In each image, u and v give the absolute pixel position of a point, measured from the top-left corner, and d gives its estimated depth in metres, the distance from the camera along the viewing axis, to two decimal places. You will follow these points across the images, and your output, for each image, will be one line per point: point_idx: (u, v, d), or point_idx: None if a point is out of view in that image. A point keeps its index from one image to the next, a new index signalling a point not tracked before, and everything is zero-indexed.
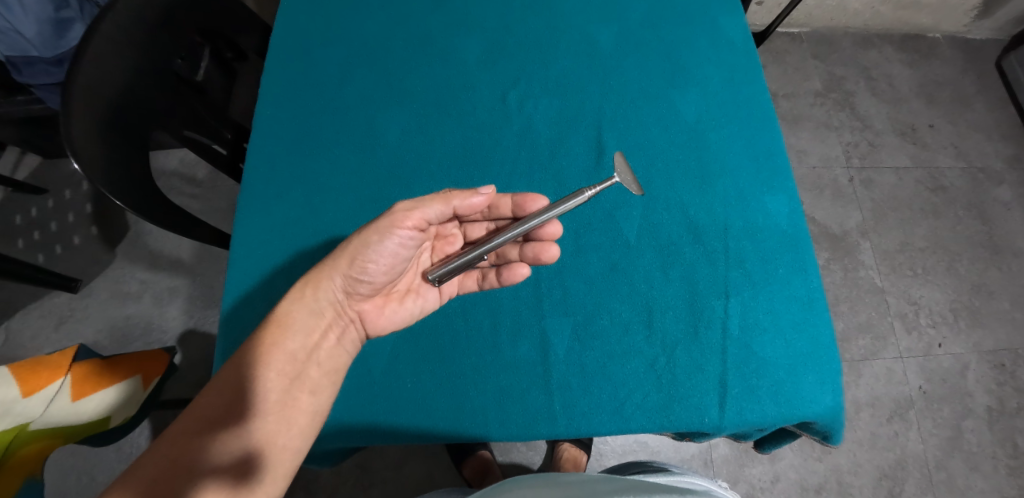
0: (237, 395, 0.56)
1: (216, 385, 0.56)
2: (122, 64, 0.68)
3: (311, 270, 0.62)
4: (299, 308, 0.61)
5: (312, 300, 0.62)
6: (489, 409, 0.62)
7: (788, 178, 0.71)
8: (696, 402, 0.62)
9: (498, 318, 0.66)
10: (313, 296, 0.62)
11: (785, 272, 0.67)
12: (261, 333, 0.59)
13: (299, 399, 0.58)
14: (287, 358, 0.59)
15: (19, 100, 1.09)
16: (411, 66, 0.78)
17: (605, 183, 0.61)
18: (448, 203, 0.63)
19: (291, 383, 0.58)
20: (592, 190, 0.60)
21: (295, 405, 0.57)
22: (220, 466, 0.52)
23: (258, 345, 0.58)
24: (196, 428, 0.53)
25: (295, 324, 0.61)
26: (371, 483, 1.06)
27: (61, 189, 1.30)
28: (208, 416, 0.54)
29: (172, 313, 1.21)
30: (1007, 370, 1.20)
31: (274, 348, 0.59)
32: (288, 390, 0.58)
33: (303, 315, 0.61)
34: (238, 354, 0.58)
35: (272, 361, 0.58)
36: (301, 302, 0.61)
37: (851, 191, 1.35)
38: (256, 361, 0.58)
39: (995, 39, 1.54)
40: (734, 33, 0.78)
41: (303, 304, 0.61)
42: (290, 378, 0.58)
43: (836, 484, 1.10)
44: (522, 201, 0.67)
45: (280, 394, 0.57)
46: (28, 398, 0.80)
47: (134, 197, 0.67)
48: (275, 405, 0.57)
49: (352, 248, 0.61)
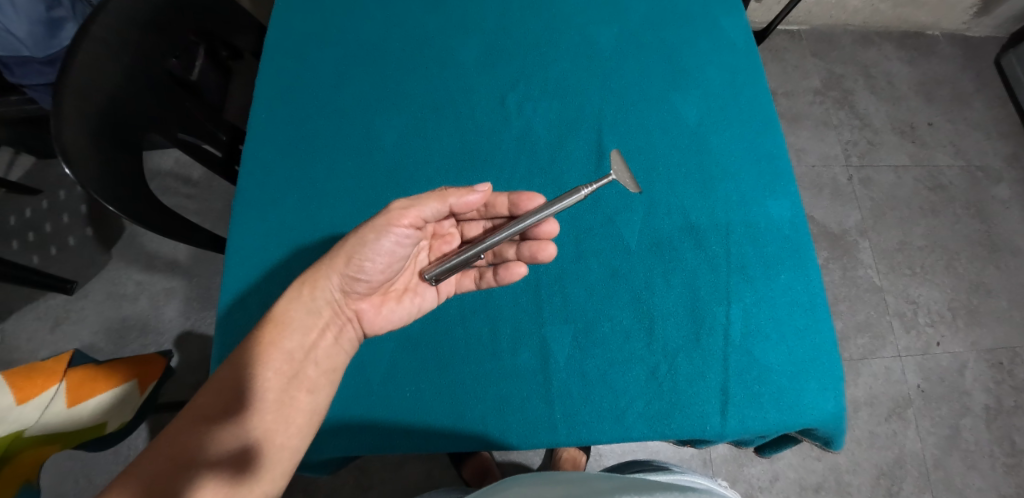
0: (236, 393, 0.55)
1: (214, 383, 0.55)
2: (113, 66, 0.67)
3: (308, 269, 0.61)
4: (297, 306, 0.61)
5: (309, 297, 0.61)
6: (488, 417, 0.62)
7: (790, 182, 0.70)
8: (698, 410, 0.61)
9: (497, 324, 0.66)
10: (306, 293, 0.61)
11: (789, 277, 0.66)
12: (260, 331, 0.58)
13: (297, 398, 0.57)
14: (286, 356, 0.58)
15: (14, 101, 1.08)
16: (410, 69, 0.77)
17: (603, 181, 0.61)
18: (444, 200, 0.62)
19: (289, 381, 0.57)
20: (590, 187, 0.60)
21: (294, 404, 0.57)
22: (222, 463, 0.51)
23: (256, 344, 0.58)
24: (198, 424, 0.53)
25: (293, 323, 0.60)
26: (371, 486, 1.05)
27: (54, 189, 1.28)
28: (208, 413, 0.54)
29: (169, 314, 1.20)
30: (1005, 368, 1.21)
31: (273, 348, 0.58)
32: (287, 389, 0.57)
33: (300, 312, 0.60)
34: (237, 354, 0.57)
35: (271, 359, 0.57)
36: (299, 300, 0.61)
37: (850, 190, 1.34)
38: (255, 361, 0.57)
39: (995, 37, 1.53)
40: (736, 33, 0.77)
41: (299, 302, 0.61)
42: (288, 377, 0.58)
43: (834, 483, 1.10)
44: (516, 200, 0.67)
45: (278, 393, 0.57)
46: (23, 405, 0.78)
47: (129, 202, 0.66)
48: (274, 403, 0.56)
49: (349, 246, 0.60)
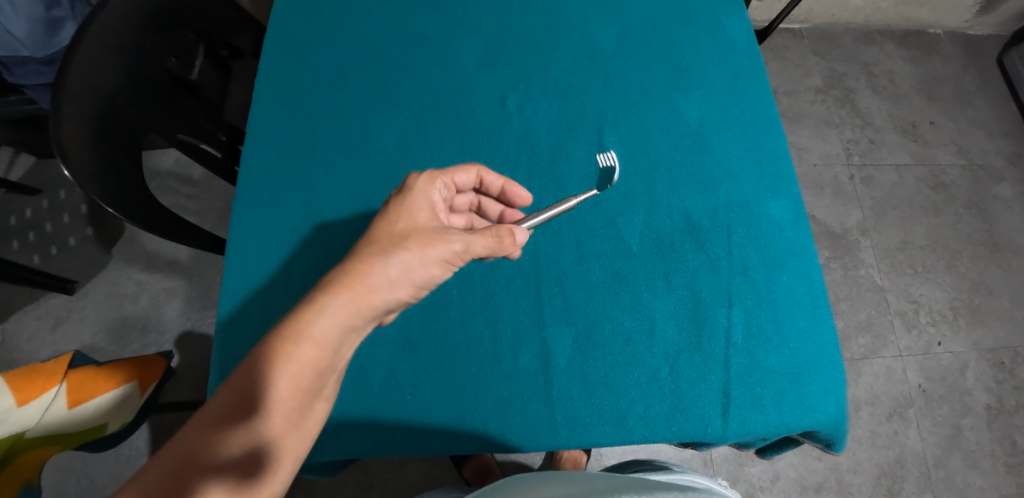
0: (248, 398, 0.48)
1: (225, 394, 0.47)
2: (110, 66, 0.66)
3: (360, 286, 0.53)
4: (320, 315, 0.51)
5: (334, 308, 0.51)
6: (490, 419, 0.62)
7: (792, 183, 0.70)
8: (700, 413, 0.61)
9: (498, 326, 0.65)
10: (344, 307, 0.52)
11: (790, 279, 0.66)
12: (288, 343, 0.49)
13: (315, 412, 0.52)
14: (306, 365, 0.50)
15: (13, 100, 1.08)
16: (410, 70, 0.76)
17: (586, 195, 0.66)
18: (493, 251, 0.59)
19: (312, 397, 0.51)
20: (580, 198, 0.65)
21: (311, 419, 0.51)
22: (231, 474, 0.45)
23: (282, 356, 0.49)
24: (207, 424, 0.47)
25: (329, 343, 0.51)
26: (371, 485, 1.06)
27: (55, 189, 1.28)
28: (217, 415, 0.47)
29: (170, 313, 1.20)
30: (1006, 368, 1.21)
31: (296, 362, 0.49)
32: (307, 405, 0.51)
33: (323, 326, 0.51)
34: (253, 366, 0.49)
35: (297, 374, 0.50)
36: (341, 319, 0.52)
37: (852, 190, 1.34)
38: (277, 377, 0.49)
39: (996, 35, 1.52)
40: (739, 33, 0.77)
41: (340, 320, 0.52)
42: (312, 392, 0.51)
43: (835, 483, 1.10)
44: (510, 188, 0.68)
45: (292, 404, 0.49)
46: (22, 407, 0.75)
47: (126, 204, 0.65)
48: (287, 414, 0.49)
49: (415, 271, 0.56)
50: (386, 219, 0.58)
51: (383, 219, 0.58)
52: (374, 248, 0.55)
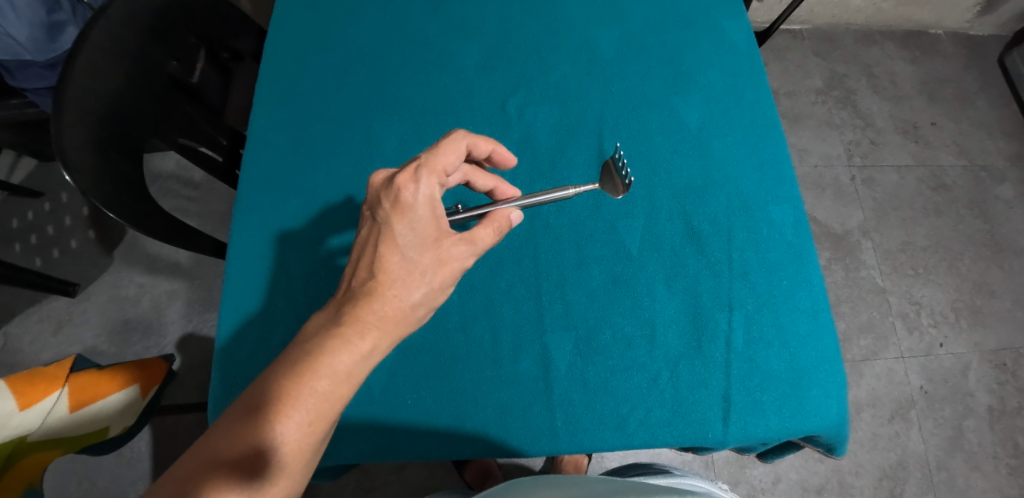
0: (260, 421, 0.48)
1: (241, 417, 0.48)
2: (112, 71, 0.66)
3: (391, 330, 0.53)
4: (348, 352, 0.51)
5: (360, 346, 0.51)
6: (490, 424, 0.62)
7: (792, 187, 0.70)
8: (701, 417, 0.61)
9: (498, 331, 0.65)
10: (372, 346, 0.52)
11: (790, 284, 0.66)
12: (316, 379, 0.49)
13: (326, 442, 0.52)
14: (326, 398, 0.50)
15: (14, 104, 1.08)
16: (410, 74, 0.77)
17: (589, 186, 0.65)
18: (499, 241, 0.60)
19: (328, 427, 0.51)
20: (574, 190, 0.64)
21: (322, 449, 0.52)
22: (237, 487, 0.45)
23: (306, 389, 0.49)
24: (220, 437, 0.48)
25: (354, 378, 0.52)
26: (373, 487, 1.06)
27: (57, 192, 1.28)
28: (229, 431, 0.48)
29: (171, 316, 1.20)
30: (1008, 369, 1.20)
31: (318, 397, 0.49)
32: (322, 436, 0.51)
33: (347, 360, 0.51)
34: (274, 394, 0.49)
35: (318, 409, 0.49)
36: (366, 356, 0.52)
37: (853, 191, 1.34)
38: (298, 408, 0.48)
39: (998, 36, 1.52)
40: (738, 36, 0.77)
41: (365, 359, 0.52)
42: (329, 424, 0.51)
43: (836, 485, 1.10)
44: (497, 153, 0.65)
45: (305, 430, 0.49)
46: (25, 410, 0.76)
47: (129, 209, 0.66)
48: (299, 446, 0.49)
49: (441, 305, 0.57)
50: (399, 257, 0.54)
51: (393, 253, 0.54)
52: (398, 288, 0.53)
